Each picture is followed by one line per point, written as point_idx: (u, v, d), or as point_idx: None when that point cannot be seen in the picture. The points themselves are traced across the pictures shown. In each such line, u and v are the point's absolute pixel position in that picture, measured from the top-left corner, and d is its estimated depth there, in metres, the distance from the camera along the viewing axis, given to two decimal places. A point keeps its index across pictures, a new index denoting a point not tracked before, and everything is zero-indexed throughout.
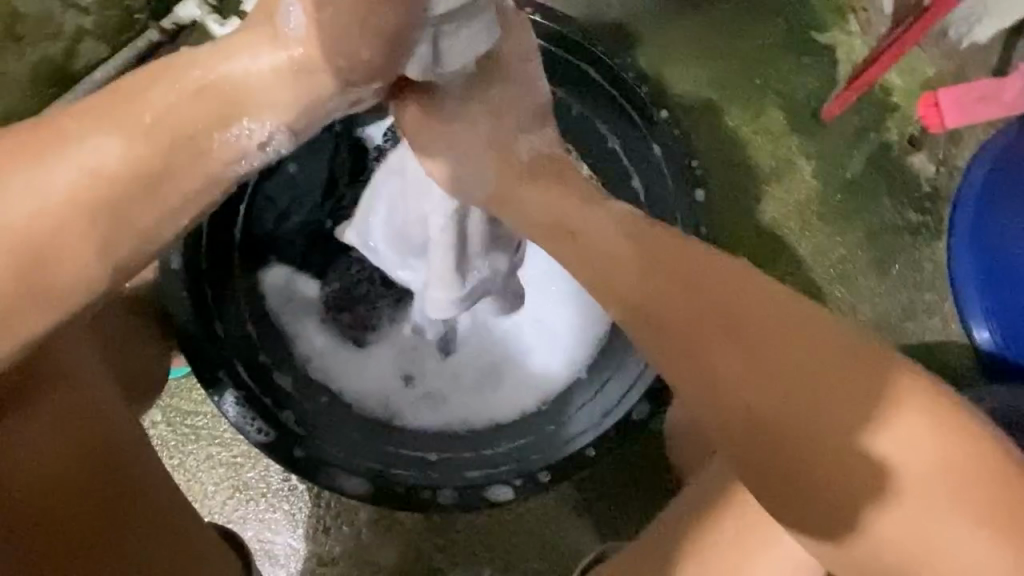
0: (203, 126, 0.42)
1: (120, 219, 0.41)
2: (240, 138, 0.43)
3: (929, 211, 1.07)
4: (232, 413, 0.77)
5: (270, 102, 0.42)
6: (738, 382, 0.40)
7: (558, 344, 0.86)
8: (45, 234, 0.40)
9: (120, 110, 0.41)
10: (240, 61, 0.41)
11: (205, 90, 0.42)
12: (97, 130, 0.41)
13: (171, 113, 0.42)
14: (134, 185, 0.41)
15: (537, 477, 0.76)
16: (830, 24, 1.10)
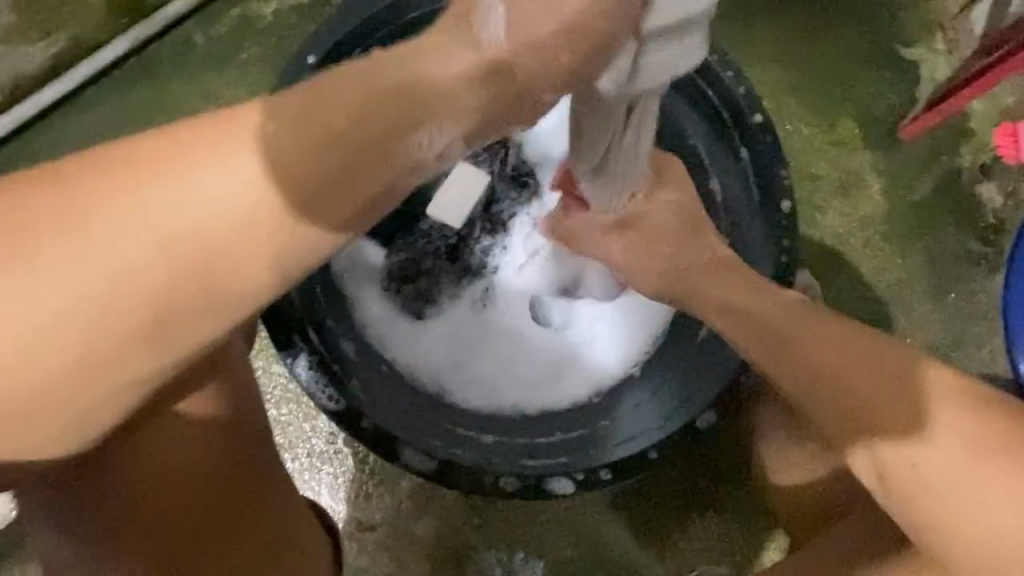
0: (389, 132, 0.37)
1: (298, 237, 0.39)
2: (418, 149, 0.38)
3: (991, 243, 1.06)
4: (305, 377, 0.77)
5: (449, 108, 0.38)
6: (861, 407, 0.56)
7: (617, 338, 0.85)
8: (239, 247, 0.39)
9: (307, 112, 0.37)
10: (440, 63, 0.38)
11: (395, 91, 0.38)
12: (283, 131, 0.37)
13: (358, 120, 0.37)
14: (311, 196, 0.38)
15: (598, 475, 0.77)
16: (917, 39, 1.07)
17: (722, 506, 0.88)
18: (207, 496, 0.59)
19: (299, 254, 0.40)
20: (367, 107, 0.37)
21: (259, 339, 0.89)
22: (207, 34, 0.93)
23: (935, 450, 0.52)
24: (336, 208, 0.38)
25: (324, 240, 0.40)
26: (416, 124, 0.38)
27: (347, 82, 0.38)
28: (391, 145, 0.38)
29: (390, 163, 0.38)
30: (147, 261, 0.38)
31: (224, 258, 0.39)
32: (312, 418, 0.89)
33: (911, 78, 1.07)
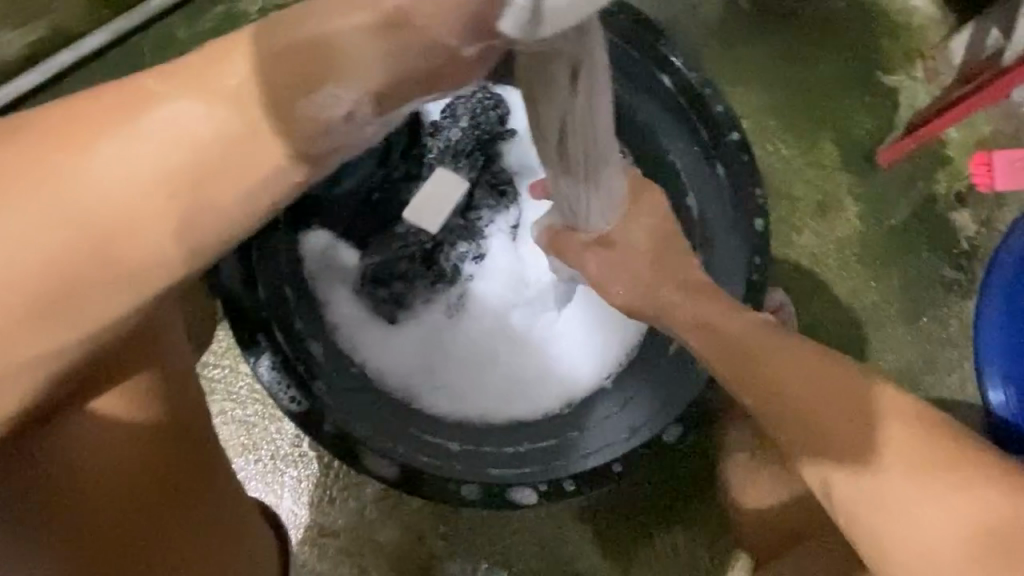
0: (289, 87, 0.35)
1: (208, 203, 0.36)
2: (322, 106, 0.36)
3: (964, 269, 1.07)
4: (267, 377, 0.76)
5: (356, 72, 0.35)
6: (829, 422, 0.55)
7: (588, 351, 0.85)
8: (131, 219, 0.36)
9: (210, 69, 0.35)
10: (349, 20, 0.34)
11: (296, 48, 0.35)
12: (187, 91, 0.35)
13: (252, 81, 0.35)
14: (209, 166, 0.35)
15: (561, 485, 0.77)
16: (898, 67, 1.08)
17: (690, 523, 0.88)
18: (149, 486, 0.55)
19: (214, 221, 0.37)
20: (267, 63, 0.35)
21: (228, 338, 0.88)
22: (192, 29, 0.93)
23: (892, 468, 0.52)
24: (235, 179, 0.36)
25: (240, 204, 0.37)
26: (325, 82, 0.35)
27: (245, 44, 0.35)
28: (297, 101, 0.35)
29: (294, 123, 0.36)
30: (30, 237, 0.35)
31: (116, 235, 0.36)
32: (278, 421, 0.88)
33: (891, 104, 1.08)
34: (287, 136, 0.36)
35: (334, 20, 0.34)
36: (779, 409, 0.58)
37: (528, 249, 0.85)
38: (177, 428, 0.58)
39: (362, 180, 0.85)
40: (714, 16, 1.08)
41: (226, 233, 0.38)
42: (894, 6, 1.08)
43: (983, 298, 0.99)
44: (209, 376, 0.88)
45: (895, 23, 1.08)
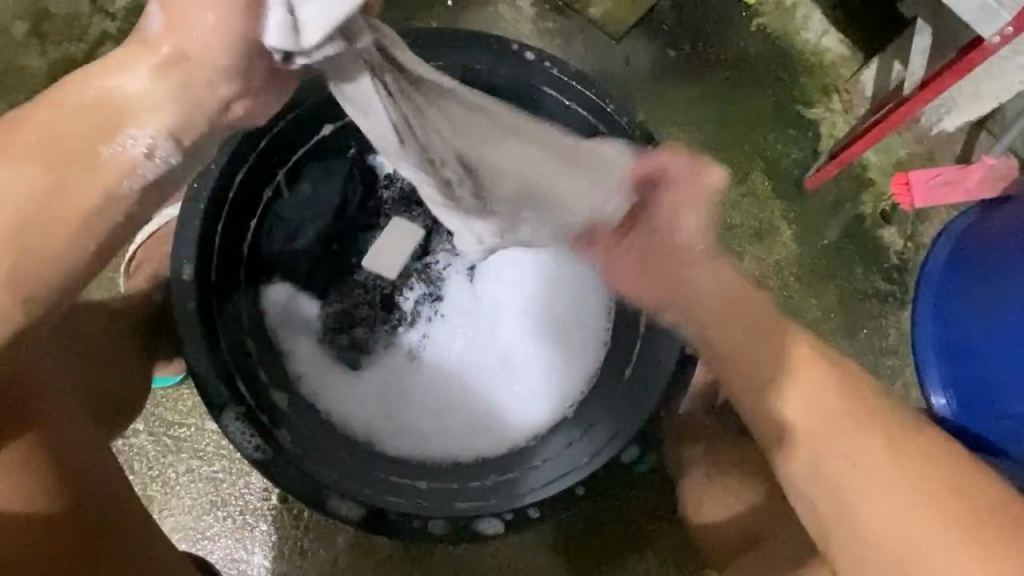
0: (91, 141, 0.46)
1: (37, 243, 0.47)
2: (126, 147, 0.47)
3: (896, 281, 1.14)
4: (232, 430, 0.76)
5: (148, 111, 0.46)
6: (781, 405, 0.65)
7: (546, 384, 0.88)
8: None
9: (22, 137, 0.46)
10: (128, 77, 0.46)
11: (86, 105, 0.46)
12: (9, 158, 0.46)
13: (55, 137, 0.46)
14: (41, 210, 0.47)
15: (525, 513, 0.78)
16: (815, 101, 1.17)
17: (660, 545, 0.90)
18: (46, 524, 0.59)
19: (43, 262, 0.47)
20: (65, 125, 0.46)
21: (193, 397, 0.89)
22: None
23: (827, 442, 0.62)
24: (58, 217, 0.47)
25: (66, 245, 0.48)
26: (118, 128, 0.46)
27: (47, 109, 0.46)
28: (96, 151, 0.47)
29: (98, 167, 0.47)
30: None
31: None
32: (246, 475, 0.88)
33: (813, 134, 1.17)
34: (92, 178, 0.47)
35: (130, 81, 0.46)
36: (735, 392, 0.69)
37: (484, 288, 0.91)
38: (70, 465, 0.61)
39: (321, 231, 0.88)
40: (644, 64, 1.17)
41: (62, 260, 0.48)
42: (808, 46, 1.17)
43: (917, 308, 1.08)
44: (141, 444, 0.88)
45: (810, 62, 1.17)
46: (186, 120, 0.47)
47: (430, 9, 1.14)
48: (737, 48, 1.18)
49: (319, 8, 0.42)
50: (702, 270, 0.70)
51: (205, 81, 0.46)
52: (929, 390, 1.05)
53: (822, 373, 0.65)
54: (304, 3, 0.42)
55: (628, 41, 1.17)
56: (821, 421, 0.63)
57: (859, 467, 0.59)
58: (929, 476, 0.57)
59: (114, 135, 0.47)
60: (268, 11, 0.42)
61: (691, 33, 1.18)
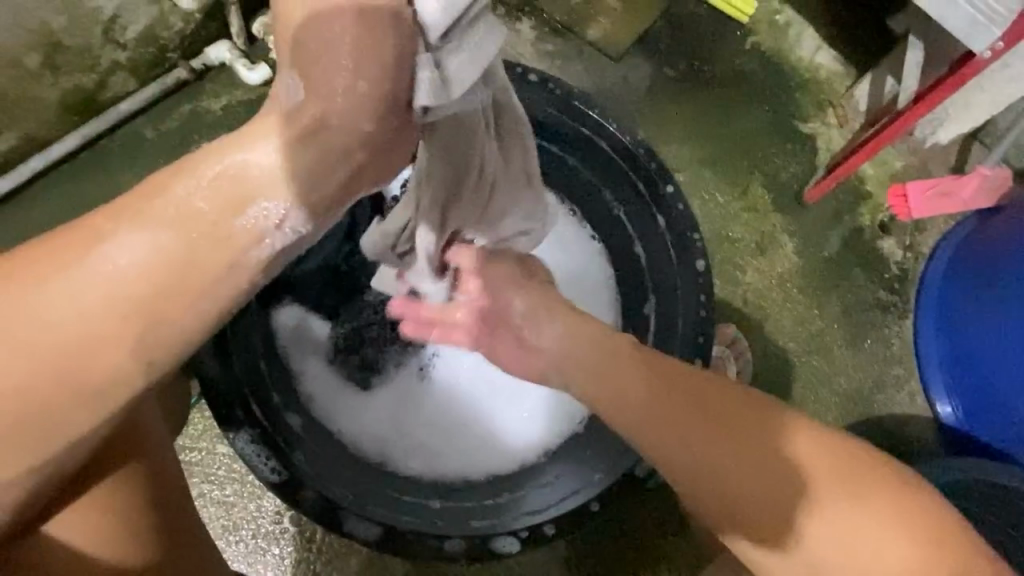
0: (221, 215, 0.42)
1: (156, 322, 0.43)
2: (260, 220, 0.42)
3: (898, 291, 1.16)
4: (246, 450, 0.77)
5: (284, 183, 0.40)
6: (735, 475, 0.57)
7: (551, 405, 0.89)
8: (107, 334, 0.43)
9: (145, 209, 0.42)
10: (264, 150, 0.40)
11: (220, 179, 0.41)
12: (122, 231, 0.42)
13: (186, 211, 0.41)
14: (163, 288, 0.43)
15: (542, 531, 0.78)
16: (812, 116, 1.19)
17: (672, 561, 0.89)
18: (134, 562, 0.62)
19: (159, 342, 0.44)
20: (194, 198, 0.41)
21: (205, 420, 0.89)
22: (158, 128, 1.00)
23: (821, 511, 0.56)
24: (181, 297, 0.43)
25: (189, 324, 0.44)
26: (252, 202, 0.41)
27: (181, 178, 0.41)
28: (225, 227, 0.42)
29: (232, 243, 0.42)
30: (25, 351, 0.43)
31: (93, 349, 0.43)
32: (257, 498, 0.88)
33: (809, 149, 1.19)
34: (225, 256, 0.43)
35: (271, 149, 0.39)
36: (650, 441, 0.62)
37: None
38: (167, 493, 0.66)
39: (330, 252, 0.87)
40: (643, 83, 1.19)
41: (181, 338, 0.45)
42: (802, 63, 1.19)
43: (918, 317, 1.10)
44: None
45: (805, 78, 1.19)
46: (321, 193, 0.41)
47: None
48: (734, 65, 1.20)
49: (463, 61, 0.40)
50: (567, 325, 0.72)
51: (346, 148, 0.39)
52: (934, 398, 1.07)
53: (815, 443, 0.58)
54: (452, 58, 0.39)
55: (626, 61, 1.19)
56: (817, 489, 0.56)
57: (859, 526, 0.55)
58: (877, 498, 0.55)
59: (248, 207, 0.41)
60: (417, 72, 0.38)
61: (687, 52, 1.20)
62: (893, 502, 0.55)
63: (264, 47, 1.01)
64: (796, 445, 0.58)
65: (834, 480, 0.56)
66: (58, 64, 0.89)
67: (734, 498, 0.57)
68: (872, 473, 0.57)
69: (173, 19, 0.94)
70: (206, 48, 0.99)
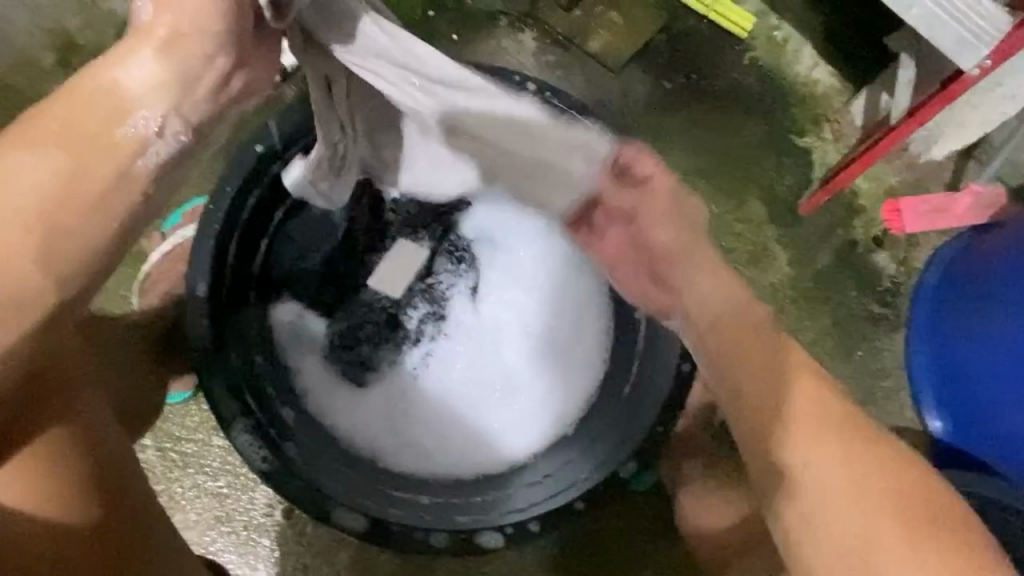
0: (104, 125, 0.51)
1: (58, 229, 0.50)
2: (141, 126, 0.53)
3: (890, 304, 1.17)
4: (240, 441, 0.79)
5: (157, 96, 0.53)
6: (778, 437, 0.60)
7: (542, 407, 0.90)
8: (9, 242, 0.49)
9: (28, 132, 0.50)
10: (132, 65, 0.52)
11: (87, 96, 0.52)
12: (16, 149, 0.50)
13: (71, 123, 0.51)
14: (62, 193, 0.50)
15: (526, 527, 0.80)
16: (807, 130, 1.21)
17: (657, 563, 0.91)
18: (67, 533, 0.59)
19: (66, 244, 0.50)
20: (70, 118, 0.51)
21: (201, 412, 0.91)
22: None
23: (838, 497, 0.58)
24: (80, 199, 0.51)
25: (91, 228, 0.51)
26: (129, 112, 0.52)
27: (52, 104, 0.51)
28: (109, 136, 0.52)
29: (113, 149, 0.52)
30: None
31: (0, 259, 0.48)
32: (250, 490, 0.90)
33: (803, 163, 1.21)
34: (111, 160, 0.52)
35: (160, 64, 0.53)
36: (732, 392, 0.63)
37: (486, 307, 0.94)
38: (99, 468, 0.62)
39: (328, 251, 0.90)
40: (640, 94, 1.22)
41: (80, 240, 0.51)
42: (798, 78, 1.22)
43: (910, 330, 1.11)
44: (147, 459, 0.90)
45: (800, 93, 1.22)
46: (191, 101, 0.55)
47: (434, 40, 1.19)
48: (731, 78, 1.22)
49: None
50: (696, 270, 0.66)
51: (202, 54, 0.54)
52: (924, 412, 1.08)
53: (851, 434, 0.59)
54: None
55: (625, 72, 1.22)
56: (842, 474, 0.58)
57: (871, 518, 0.56)
58: (893, 491, 0.57)
59: (130, 116, 0.52)
60: None
61: (685, 65, 1.22)
62: (908, 497, 0.57)
63: None
64: (835, 436, 0.59)
65: (855, 471, 0.58)
66: (73, 62, 0.92)
67: (770, 464, 0.60)
68: (909, 486, 0.58)
69: None
70: None
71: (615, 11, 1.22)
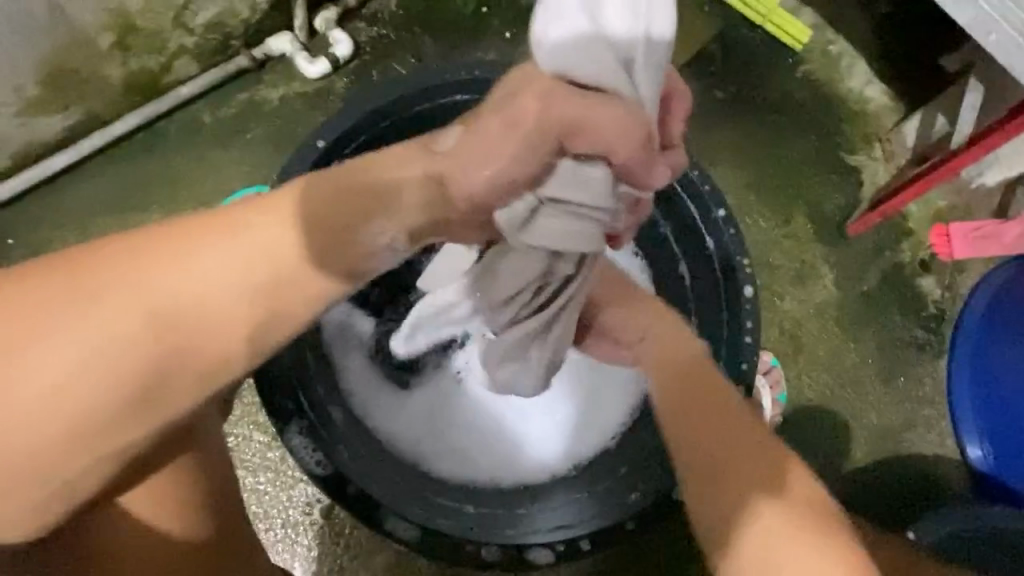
0: (355, 223, 0.46)
1: (274, 317, 0.46)
2: (384, 234, 0.47)
3: (934, 331, 1.15)
4: (296, 445, 0.78)
5: (411, 207, 0.47)
6: (694, 428, 0.63)
7: (588, 421, 0.89)
8: (219, 326, 0.45)
9: (287, 206, 0.45)
10: (410, 165, 0.47)
11: (354, 186, 0.46)
12: (266, 225, 0.45)
13: (321, 212, 0.46)
14: (290, 282, 0.46)
15: (577, 544, 0.79)
16: (858, 148, 1.19)
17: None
18: (183, 548, 0.64)
19: (270, 332, 0.47)
20: (329, 202, 0.46)
21: (243, 406, 0.90)
22: (216, 114, 1.02)
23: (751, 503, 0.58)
24: (304, 292, 0.47)
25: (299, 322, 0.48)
26: (381, 215, 0.46)
27: (317, 178, 0.47)
28: (351, 236, 0.46)
29: (353, 248, 0.46)
30: (118, 319, 0.44)
31: (206, 326, 0.45)
32: (290, 489, 0.89)
33: (853, 182, 1.18)
34: (342, 261, 0.46)
35: (434, 171, 0.47)
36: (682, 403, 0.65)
37: None
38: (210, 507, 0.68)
39: None
40: (690, 103, 1.20)
41: (289, 326, 0.47)
42: (852, 94, 1.19)
43: (953, 361, 1.06)
44: None
45: (853, 110, 1.19)
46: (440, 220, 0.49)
47: None
48: (784, 91, 1.20)
49: (563, 229, 0.51)
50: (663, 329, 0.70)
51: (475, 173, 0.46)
52: (966, 443, 1.04)
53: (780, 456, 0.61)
54: (555, 215, 0.50)
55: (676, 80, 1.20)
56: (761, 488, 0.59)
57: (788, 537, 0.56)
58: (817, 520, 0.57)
59: (379, 221, 0.47)
60: (521, 199, 0.49)
61: (737, 76, 1.20)
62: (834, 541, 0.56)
63: (326, 40, 1.03)
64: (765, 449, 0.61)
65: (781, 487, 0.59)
66: (129, 44, 0.92)
67: (696, 455, 0.62)
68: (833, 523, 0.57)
69: (240, 8, 0.97)
70: (268, 38, 1.01)
71: None
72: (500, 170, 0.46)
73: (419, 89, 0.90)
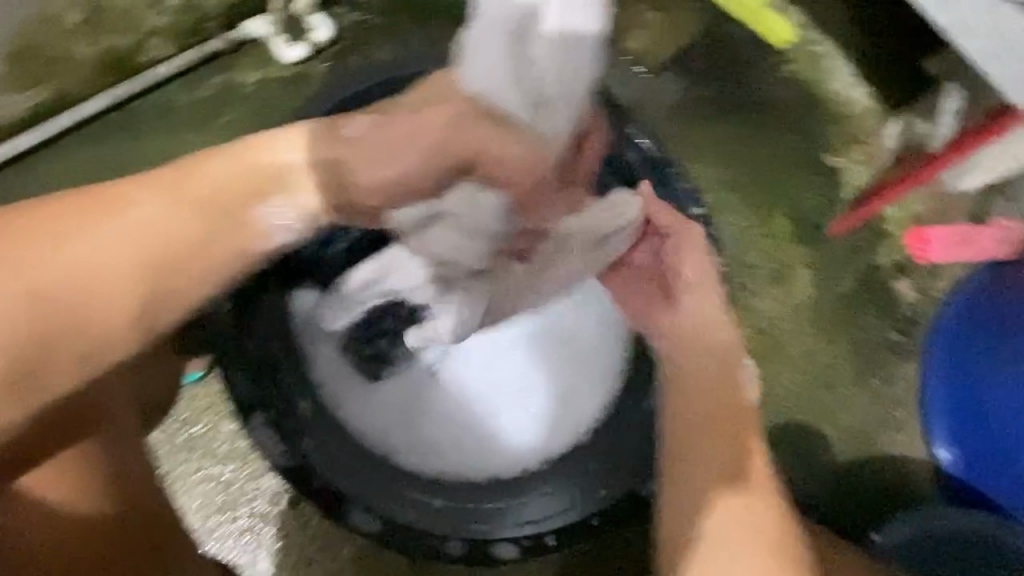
0: (240, 204, 0.56)
1: (163, 283, 0.56)
2: (270, 213, 0.57)
3: (908, 333, 1.16)
4: (260, 435, 0.83)
5: (297, 194, 0.57)
6: (689, 410, 0.76)
7: (561, 416, 0.88)
8: (108, 292, 0.55)
9: (173, 185, 0.55)
10: (286, 152, 0.56)
11: (239, 168, 0.56)
12: (147, 201, 0.55)
13: (207, 192, 0.55)
14: (180, 254, 0.56)
15: (541, 540, 0.83)
16: (840, 150, 1.19)
17: None
18: (94, 521, 0.69)
19: (166, 298, 0.57)
20: (214, 186, 0.56)
21: (210, 395, 0.89)
22: (190, 96, 1.00)
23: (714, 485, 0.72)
24: (196, 264, 0.57)
25: (190, 294, 0.58)
26: (267, 198, 0.57)
27: (204, 162, 0.56)
28: (236, 216, 0.56)
29: (240, 229, 0.57)
30: (15, 280, 0.52)
31: (97, 287, 0.54)
32: (256, 479, 0.88)
33: (833, 183, 1.19)
34: (232, 239, 0.57)
35: (316, 158, 0.56)
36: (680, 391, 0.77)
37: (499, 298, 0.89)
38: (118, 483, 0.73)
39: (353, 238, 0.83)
40: (673, 99, 1.19)
41: (180, 294, 0.58)
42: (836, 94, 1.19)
43: (926, 365, 1.10)
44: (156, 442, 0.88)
45: (834, 110, 1.19)
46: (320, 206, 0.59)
47: None
48: (767, 90, 1.19)
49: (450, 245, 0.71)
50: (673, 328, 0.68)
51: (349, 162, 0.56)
52: (935, 444, 1.08)
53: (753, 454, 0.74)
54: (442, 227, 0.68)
55: (660, 76, 1.19)
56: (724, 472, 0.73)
57: (732, 517, 0.70)
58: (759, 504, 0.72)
59: (264, 203, 0.57)
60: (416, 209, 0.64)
61: (720, 73, 1.20)
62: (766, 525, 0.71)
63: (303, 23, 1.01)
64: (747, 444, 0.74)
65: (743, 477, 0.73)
66: (98, 24, 0.90)
67: (685, 436, 0.75)
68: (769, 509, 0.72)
69: None
70: (245, 21, 0.99)
71: (654, 12, 1.18)
72: (402, 170, 0.56)
73: (397, 77, 0.89)
